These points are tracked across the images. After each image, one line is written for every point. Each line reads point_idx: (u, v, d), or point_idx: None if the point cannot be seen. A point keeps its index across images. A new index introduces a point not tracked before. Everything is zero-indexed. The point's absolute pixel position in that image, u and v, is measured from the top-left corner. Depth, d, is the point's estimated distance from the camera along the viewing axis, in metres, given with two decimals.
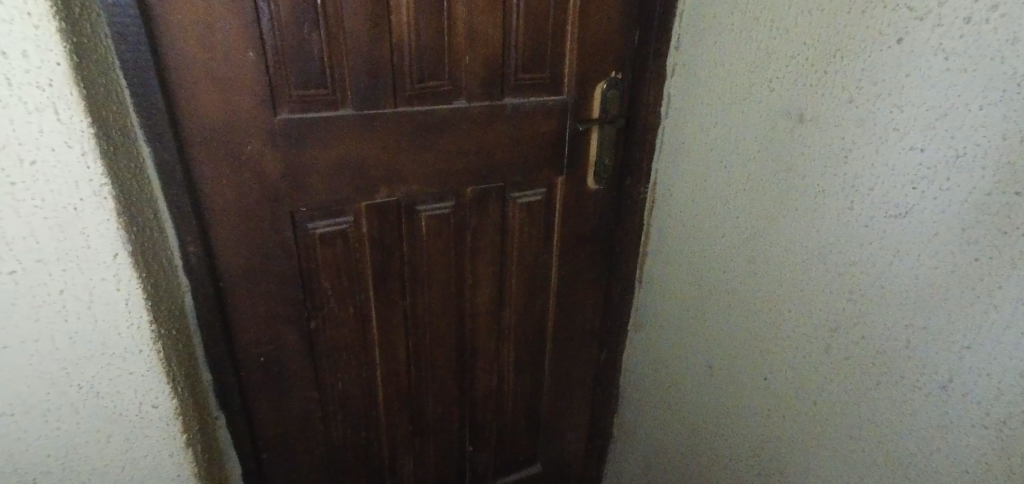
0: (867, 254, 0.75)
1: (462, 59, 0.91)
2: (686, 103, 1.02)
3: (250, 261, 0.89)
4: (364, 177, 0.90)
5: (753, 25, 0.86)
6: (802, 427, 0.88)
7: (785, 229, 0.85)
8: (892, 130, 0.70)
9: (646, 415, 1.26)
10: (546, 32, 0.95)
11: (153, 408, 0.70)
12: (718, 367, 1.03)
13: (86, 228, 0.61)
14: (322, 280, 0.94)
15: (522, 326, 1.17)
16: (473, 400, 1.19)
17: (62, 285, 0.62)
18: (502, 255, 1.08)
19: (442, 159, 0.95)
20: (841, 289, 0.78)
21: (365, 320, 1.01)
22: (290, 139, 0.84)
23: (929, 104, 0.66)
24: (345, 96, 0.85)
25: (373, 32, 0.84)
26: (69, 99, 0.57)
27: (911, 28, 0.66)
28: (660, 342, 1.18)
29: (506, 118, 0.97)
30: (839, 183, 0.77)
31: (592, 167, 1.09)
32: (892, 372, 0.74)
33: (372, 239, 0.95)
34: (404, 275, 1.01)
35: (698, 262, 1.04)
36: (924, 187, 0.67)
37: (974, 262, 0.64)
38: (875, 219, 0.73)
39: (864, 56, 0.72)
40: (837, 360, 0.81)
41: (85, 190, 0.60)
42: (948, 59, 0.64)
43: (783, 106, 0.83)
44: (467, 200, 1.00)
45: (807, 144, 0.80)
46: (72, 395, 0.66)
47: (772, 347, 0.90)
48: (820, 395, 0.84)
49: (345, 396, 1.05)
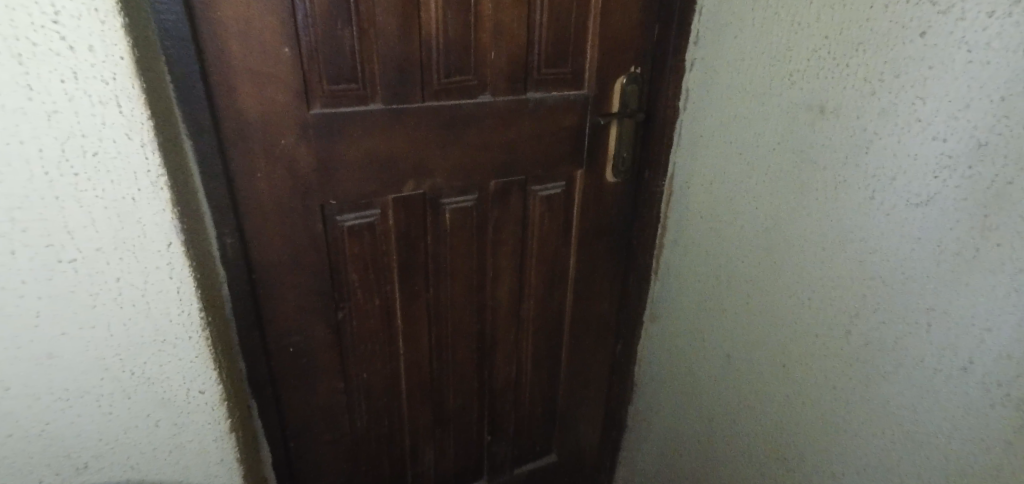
0: (888, 242, 0.77)
1: (489, 55, 0.93)
2: (706, 97, 1.04)
3: (283, 253, 0.90)
4: (392, 171, 0.92)
5: (775, 20, 0.89)
6: (822, 412, 0.90)
7: (805, 219, 0.88)
8: (914, 121, 0.72)
9: (662, 404, 1.29)
10: (570, 27, 0.97)
11: (200, 394, 0.72)
12: (736, 356, 1.06)
13: (142, 218, 0.62)
14: (351, 272, 0.96)
15: (542, 316, 1.19)
16: (493, 389, 1.21)
17: (119, 273, 0.63)
18: (524, 249, 1.11)
19: (468, 153, 0.97)
20: (862, 276, 0.81)
21: (391, 311, 1.03)
22: (323, 132, 0.86)
23: (952, 96, 0.68)
24: (375, 91, 0.87)
25: (406, 28, 0.86)
26: (131, 93, 0.58)
27: (934, 22, 0.69)
28: (678, 332, 1.20)
29: (531, 113, 1.00)
30: (861, 174, 0.79)
31: (610, 160, 1.11)
32: (912, 357, 0.77)
33: (399, 232, 0.97)
34: (429, 267, 1.03)
35: (718, 253, 1.07)
36: (946, 176, 0.70)
37: (995, 248, 0.67)
38: (897, 207, 0.76)
39: (886, 50, 0.74)
40: (857, 345, 0.83)
41: (143, 181, 0.61)
42: (971, 52, 0.66)
43: (805, 99, 0.86)
44: (490, 192, 1.02)
45: (828, 136, 0.83)
46: (125, 381, 0.67)
47: (793, 333, 0.93)
48: (839, 382, 0.87)
49: (370, 387, 1.07)
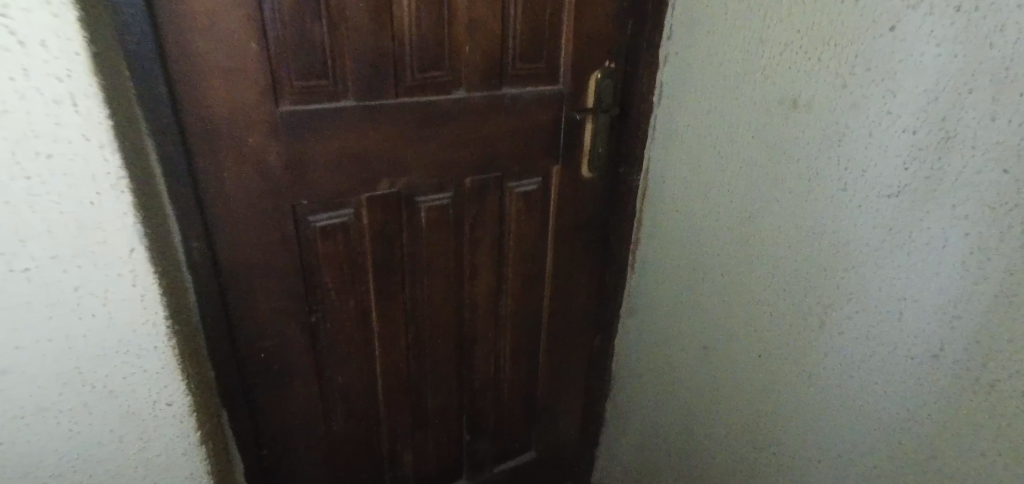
0: (861, 233, 0.78)
1: (463, 49, 0.91)
2: (680, 91, 1.04)
3: (253, 257, 0.87)
4: (367, 169, 0.90)
5: (747, 15, 0.89)
6: (797, 401, 0.92)
7: (779, 212, 0.89)
8: (885, 114, 0.74)
9: (639, 397, 1.29)
10: (545, 21, 0.96)
11: (167, 406, 0.68)
12: (712, 348, 1.07)
13: (103, 223, 0.59)
14: (325, 274, 0.94)
15: (520, 314, 1.18)
16: (472, 388, 1.20)
17: (77, 282, 0.60)
18: (501, 246, 1.10)
19: (444, 150, 0.95)
20: (836, 268, 0.82)
21: (367, 313, 1.00)
22: (293, 130, 0.83)
23: (921, 89, 0.69)
24: (347, 88, 0.84)
25: (378, 23, 0.83)
26: (88, 91, 0.55)
27: (904, 16, 0.70)
28: (655, 326, 1.21)
29: (506, 108, 0.98)
30: (833, 167, 0.80)
31: (586, 155, 1.10)
32: (886, 345, 0.78)
33: (374, 231, 0.95)
34: (405, 266, 1.01)
35: (693, 246, 1.07)
36: (916, 168, 0.71)
37: (965, 237, 0.68)
38: (869, 198, 0.77)
39: (857, 44, 0.75)
40: (831, 335, 0.85)
41: (103, 184, 0.58)
42: (940, 45, 0.67)
43: (777, 93, 0.86)
44: (466, 190, 1.01)
45: (801, 129, 0.84)
46: (87, 395, 0.64)
47: (769, 325, 0.94)
48: (815, 370, 0.88)
49: (347, 390, 1.04)
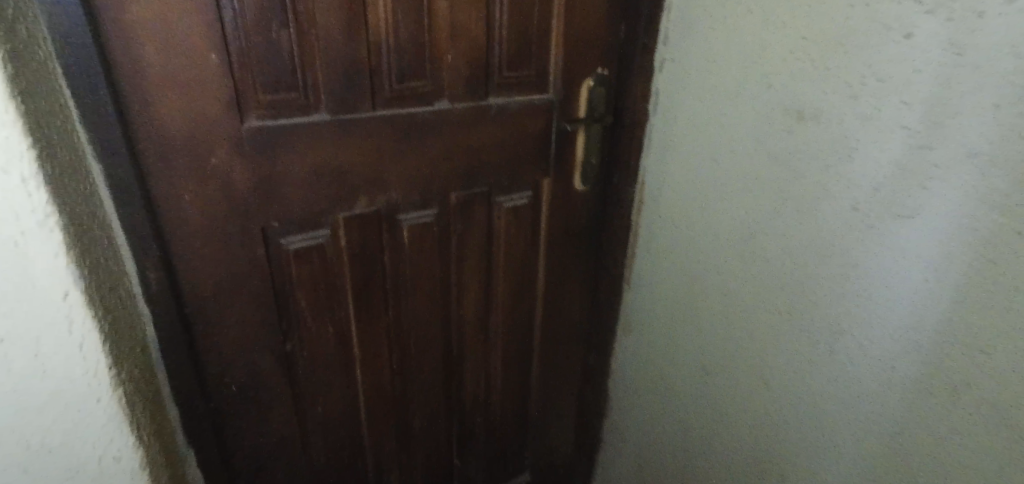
0: (875, 255, 0.72)
1: (444, 57, 0.85)
2: (677, 99, 0.98)
3: (219, 283, 0.81)
4: (344, 186, 0.84)
5: (747, 19, 0.84)
6: (805, 429, 0.86)
7: (785, 230, 0.83)
8: (899, 128, 0.68)
9: (637, 417, 1.23)
10: (532, 25, 0.90)
11: (115, 461, 0.62)
12: (713, 370, 1.01)
13: (31, 265, 0.52)
14: (299, 298, 0.87)
15: (510, 333, 1.12)
16: (461, 410, 1.14)
17: (4, 331, 0.54)
18: (489, 263, 1.03)
19: (425, 164, 0.89)
20: (848, 291, 0.76)
21: (346, 337, 0.94)
22: (259, 147, 0.76)
23: (940, 102, 0.64)
24: (319, 100, 0.78)
25: (351, 30, 0.77)
26: (6, 118, 0.48)
27: (919, 21, 0.64)
28: (652, 344, 1.15)
29: (491, 119, 0.92)
30: (843, 183, 0.74)
31: (579, 167, 1.04)
32: (903, 376, 0.72)
33: (352, 251, 0.88)
34: (387, 287, 0.94)
35: (691, 262, 1.01)
36: (934, 187, 0.65)
37: (990, 264, 0.62)
38: (883, 218, 0.71)
39: (868, 51, 0.69)
40: (842, 361, 0.79)
41: (28, 221, 0.51)
42: (960, 54, 0.61)
43: (781, 103, 0.81)
44: (451, 205, 0.94)
45: (808, 143, 0.78)
46: (24, 452, 0.58)
47: (774, 349, 0.88)
48: (824, 399, 0.82)
49: (326, 420, 0.98)
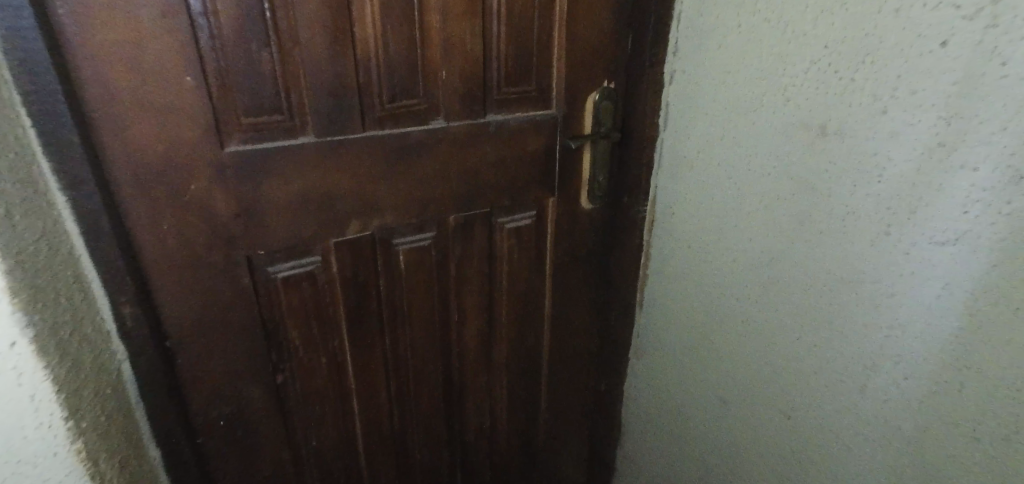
0: (909, 285, 0.65)
1: (438, 74, 0.80)
2: (688, 112, 0.92)
3: (202, 316, 0.77)
4: (334, 212, 0.79)
5: (763, 28, 0.77)
6: (834, 470, 0.79)
7: (807, 255, 0.77)
8: (936, 145, 0.61)
9: (652, 446, 1.17)
10: (532, 38, 0.85)
11: None
12: (733, 401, 0.94)
13: None
14: (289, 329, 0.83)
15: (515, 359, 1.07)
16: (465, 440, 1.08)
17: None
18: (492, 287, 0.98)
19: (419, 187, 0.84)
20: (879, 324, 0.69)
21: (342, 368, 0.89)
22: (240, 173, 0.72)
23: (982, 117, 0.57)
24: (304, 122, 0.74)
25: (336, 48, 0.72)
26: None
27: (957, 29, 0.58)
28: (667, 371, 1.08)
29: (490, 137, 0.86)
30: (872, 205, 0.68)
31: (586, 185, 0.99)
32: (945, 418, 0.65)
33: (345, 279, 0.84)
34: (382, 315, 0.89)
35: (706, 285, 0.95)
36: (977, 211, 0.58)
37: None
38: (917, 245, 0.64)
39: (898, 61, 0.63)
40: (874, 399, 0.72)
41: None
42: (1006, 64, 0.55)
43: (802, 118, 0.74)
44: (449, 228, 0.90)
45: (831, 161, 0.71)
46: None
47: (797, 381, 0.82)
48: (855, 439, 0.75)
49: (321, 454, 0.93)
